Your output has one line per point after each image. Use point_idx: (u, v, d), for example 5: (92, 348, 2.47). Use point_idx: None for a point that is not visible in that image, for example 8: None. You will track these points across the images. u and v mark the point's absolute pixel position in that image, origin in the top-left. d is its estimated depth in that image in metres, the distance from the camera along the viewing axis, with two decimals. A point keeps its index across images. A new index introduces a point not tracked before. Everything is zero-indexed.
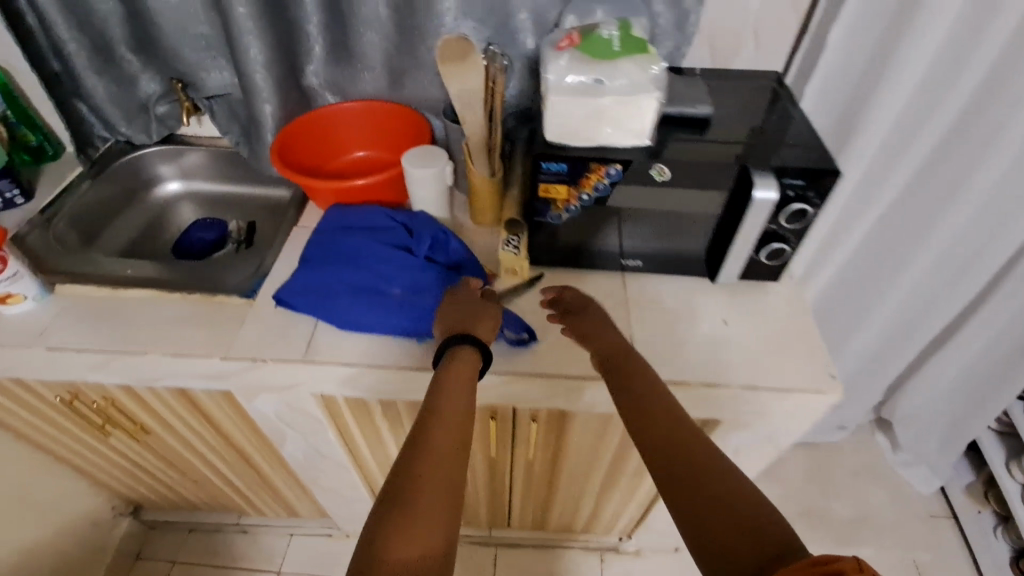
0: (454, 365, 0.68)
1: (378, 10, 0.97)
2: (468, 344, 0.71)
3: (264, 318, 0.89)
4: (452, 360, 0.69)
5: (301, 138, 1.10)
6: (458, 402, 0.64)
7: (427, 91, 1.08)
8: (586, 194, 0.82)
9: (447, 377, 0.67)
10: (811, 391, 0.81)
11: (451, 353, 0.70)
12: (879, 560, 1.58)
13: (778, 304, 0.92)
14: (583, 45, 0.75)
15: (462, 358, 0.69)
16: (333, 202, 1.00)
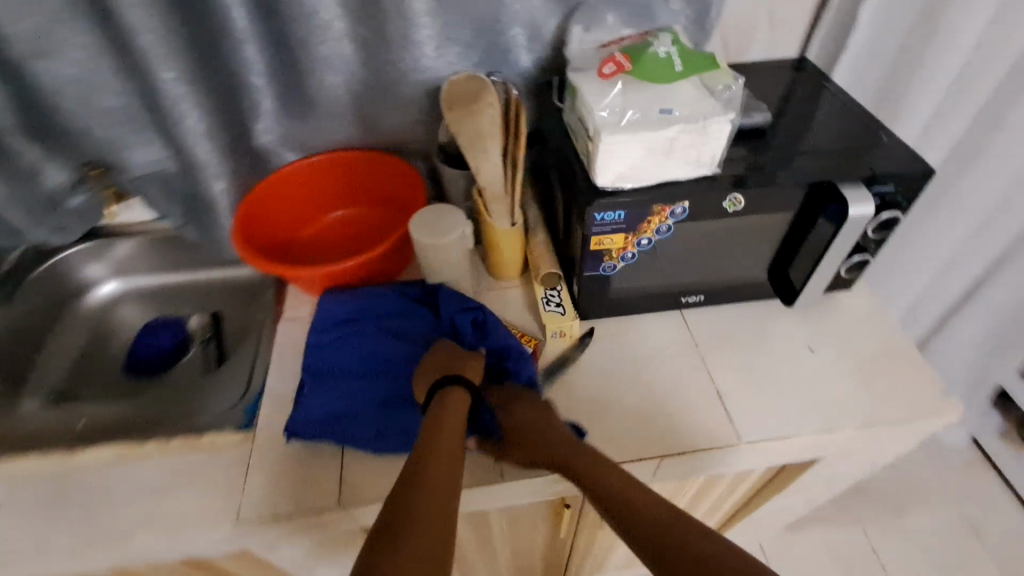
0: (451, 405, 0.61)
1: (337, 46, 0.77)
2: (461, 384, 0.64)
3: (270, 458, 0.71)
4: (446, 399, 0.61)
5: (262, 211, 0.90)
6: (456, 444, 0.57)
7: (409, 133, 0.90)
8: (647, 238, 0.68)
9: (443, 416, 0.60)
10: (924, 417, 0.73)
11: (444, 394, 0.62)
12: (931, 522, 1.53)
13: (856, 316, 0.82)
14: (636, 68, 0.59)
15: (454, 400, 0.62)
16: (325, 287, 0.83)
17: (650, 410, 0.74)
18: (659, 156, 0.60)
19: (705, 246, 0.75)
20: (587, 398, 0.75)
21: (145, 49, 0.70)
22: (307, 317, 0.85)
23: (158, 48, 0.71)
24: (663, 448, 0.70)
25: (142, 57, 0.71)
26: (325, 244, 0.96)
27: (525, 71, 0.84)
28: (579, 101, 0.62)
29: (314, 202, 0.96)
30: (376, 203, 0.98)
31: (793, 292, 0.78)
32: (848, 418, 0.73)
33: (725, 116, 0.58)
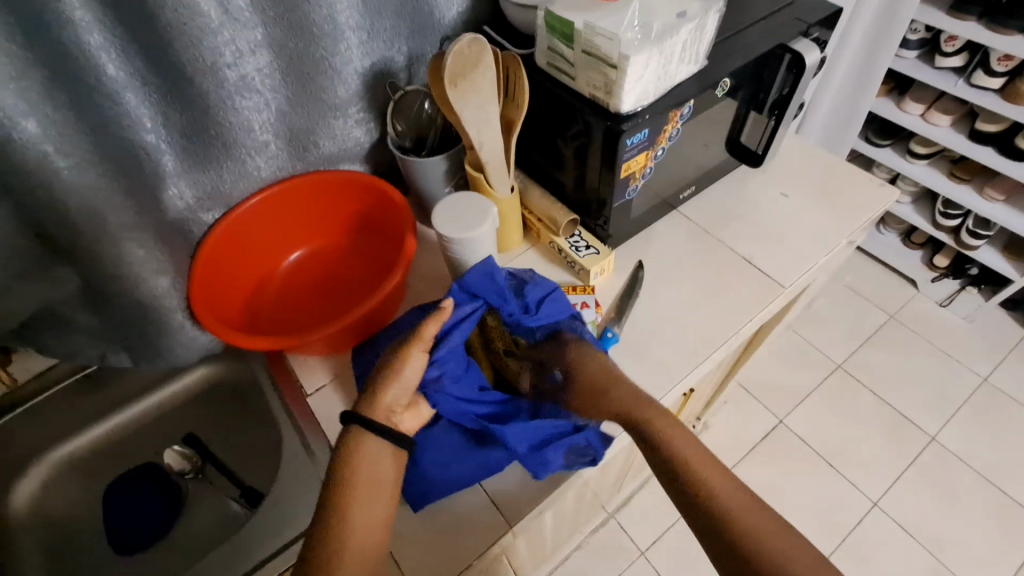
0: (360, 455, 0.56)
1: (251, 62, 0.63)
2: (370, 429, 0.57)
3: (406, 529, 0.66)
4: (353, 444, 0.56)
5: (209, 289, 0.73)
6: (374, 494, 0.54)
7: (353, 136, 0.79)
8: (662, 148, 0.72)
9: (351, 465, 0.55)
10: (876, 210, 0.90)
11: (351, 436, 0.57)
12: (834, 298, 1.84)
13: (794, 159, 0.96)
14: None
15: (368, 445, 0.56)
16: (347, 339, 0.73)
17: (703, 299, 0.81)
18: (670, 65, 0.61)
19: (689, 140, 0.81)
20: (651, 318, 0.80)
21: (26, 140, 0.54)
22: (340, 378, 0.74)
23: (47, 138, 0.56)
24: (732, 325, 0.78)
25: (35, 155, 0.56)
26: (293, 292, 0.80)
27: (452, 26, 0.76)
28: (580, 35, 0.59)
29: (269, 250, 0.80)
30: (332, 229, 0.84)
31: (757, 156, 0.88)
32: (834, 233, 0.87)
33: (715, 9, 0.61)
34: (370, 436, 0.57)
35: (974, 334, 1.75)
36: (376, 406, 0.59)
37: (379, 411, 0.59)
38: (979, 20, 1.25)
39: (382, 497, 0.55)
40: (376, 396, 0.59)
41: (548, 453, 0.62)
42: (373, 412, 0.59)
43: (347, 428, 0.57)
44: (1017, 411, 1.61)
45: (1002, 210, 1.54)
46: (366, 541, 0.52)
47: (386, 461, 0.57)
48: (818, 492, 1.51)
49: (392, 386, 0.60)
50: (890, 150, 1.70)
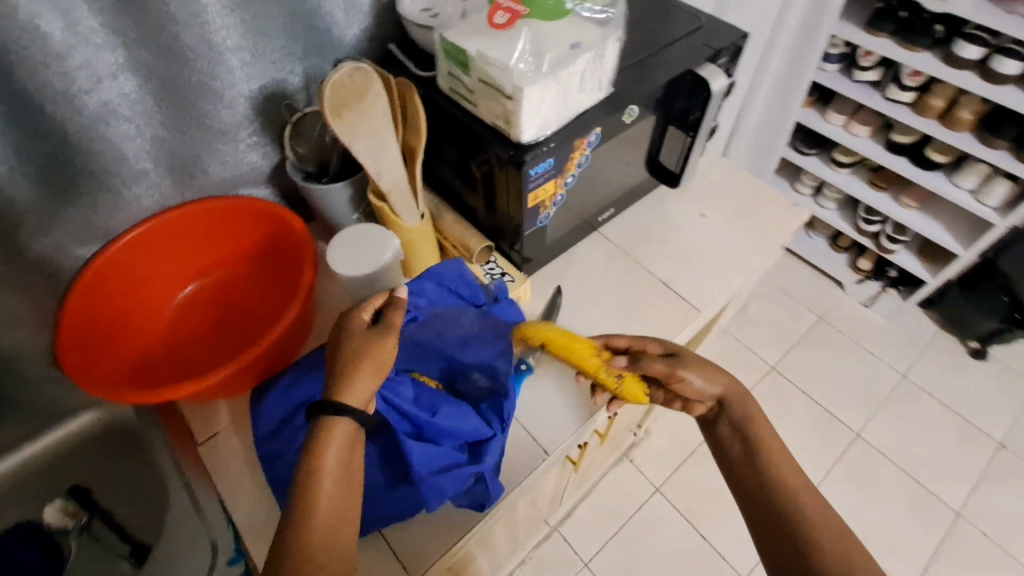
0: (334, 442, 0.51)
1: (113, 87, 0.56)
2: (346, 416, 0.52)
3: None
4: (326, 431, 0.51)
5: (82, 331, 0.65)
6: (345, 487, 0.51)
7: (249, 162, 0.73)
8: (572, 175, 0.70)
9: (322, 454, 0.50)
10: (788, 229, 0.92)
11: (324, 423, 0.52)
12: (768, 301, 1.90)
13: (714, 177, 0.96)
14: (530, 10, 0.58)
15: (341, 435, 0.51)
16: (245, 384, 0.68)
17: (621, 325, 0.80)
18: (570, 94, 0.59)
19: (604, 165, 0.79)
20: (570, 343, 0.78)
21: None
22: (237, 422, 0.69)
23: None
24: None
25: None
26: (186, 332, 0.74)
27: (353, 44, 0.72)
28: (474, 63, 0.57)
29: (157, 286, 0.73)
30: (231, 258, 0.78)
31: (675, 176, 0.88)
32: (748, 252, 0.88)
33: (614, 38, 0.59)
34: (344, 424, 0.52)
35: (893, 332, 1.84)
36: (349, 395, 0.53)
37: (354, 397, 0.53)
38: (891, 36, 1.30)
39: (352, 484, 0.51)
40: (349, 383, 0.53)
41: (444, 480, 0.60)
42: (349, 397, 0.53)
43: (318, 419, 0.52)
44: (932, 405, 1.70)
45: (915, 216, 1.62)
46: (334, 537, 0.49)
47: (357, 450, 0.53)
48: None
49: (366, 375, 0.54)
50: (816, 158, 1.77)
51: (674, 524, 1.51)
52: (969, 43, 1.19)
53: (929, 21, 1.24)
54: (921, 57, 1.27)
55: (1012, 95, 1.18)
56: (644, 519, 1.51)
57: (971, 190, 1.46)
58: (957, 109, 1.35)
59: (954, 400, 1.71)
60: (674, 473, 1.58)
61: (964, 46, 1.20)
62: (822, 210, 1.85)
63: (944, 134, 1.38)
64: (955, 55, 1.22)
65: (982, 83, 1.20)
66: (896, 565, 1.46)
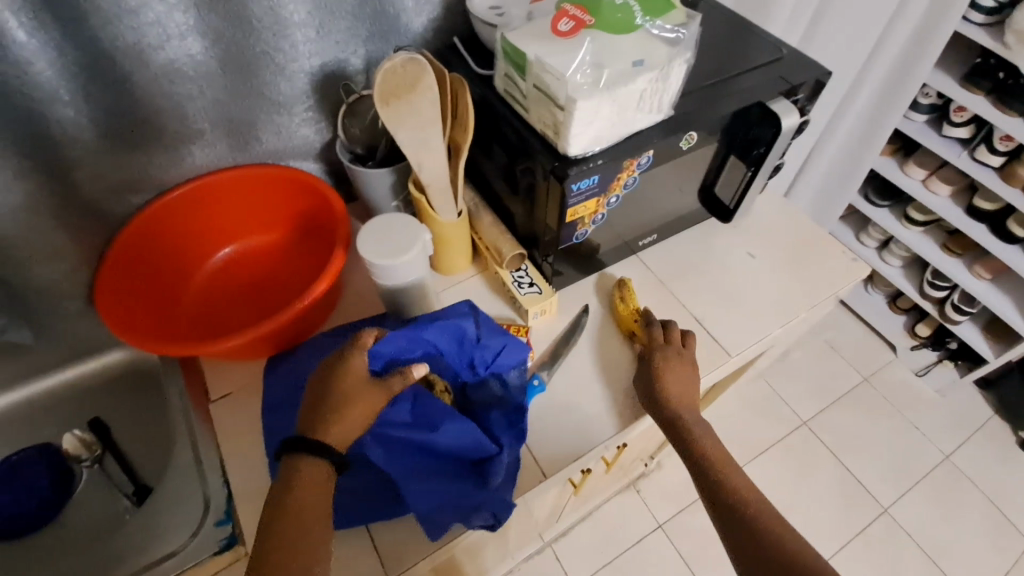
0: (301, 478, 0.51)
1: (179, 47, 0.58)
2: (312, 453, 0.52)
3: None
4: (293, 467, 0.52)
5: (122, 275, 0.68)
6: (310, 515, 0.50)
7: (300, 135, 0.75)
8: (616, 195, 0.67)
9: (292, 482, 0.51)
10: (841, 284, 0.86)
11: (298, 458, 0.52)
12: (810, 352, 1.80)
13: (770, 218, 0.91)
14: (597, 21, 0.56)
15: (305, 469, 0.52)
16: (263, 351, 0.69)
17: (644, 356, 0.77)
18: (625, 113, 0.57)
19: (654, 189, 0.76)
20: (588, 367, 0.75)
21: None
22: (247, 388, 0.70)
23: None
24: None
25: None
26: (219, 291, 0.76)
27: (418, 34, 0.72)
28: (532, 68, 0.55)
29: (199, 242, 0.76)
30: (273, 226, 0.79)
31: (728, 211, 0.84)
32: (793, 302, 0.83)
33: (680, 60, 0.56)
34: (316, 461, 0.52)
35: (943, 408, 1.71)
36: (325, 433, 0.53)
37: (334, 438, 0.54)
38: (986, 95, 1.21)
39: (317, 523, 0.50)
40: (332, 423, 0.54)
41: (445, 511, 0.61)
42: (333, 434, 0.54)
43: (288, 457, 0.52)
44: (974, 493, 1.57)
45: (988, 289, 1.50)
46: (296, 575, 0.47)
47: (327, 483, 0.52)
48: None
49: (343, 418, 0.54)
50: (887, 212, 1.66)
51: (671, 565, 1.45)
52: None
53: None
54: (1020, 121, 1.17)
55: None
56: (641, 553, 1.46)
57: None
58: None
59: (1000, 493, 1.57)
60: (680, 513, 1.52)
61: None
62: (885, 267, 1.74)
63: None
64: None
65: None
66: None
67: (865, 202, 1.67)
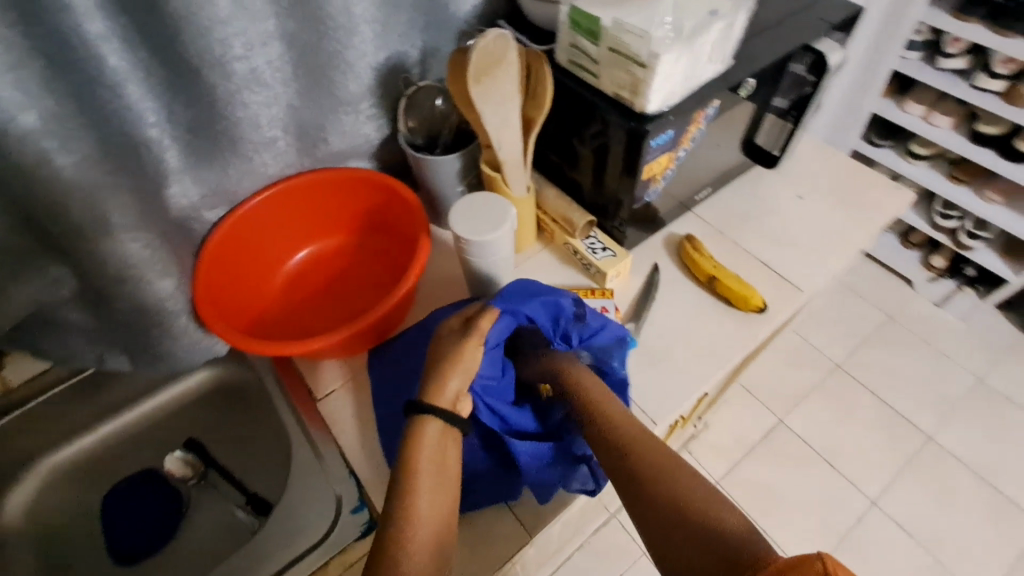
0: (428, 434, 0.57)
1: (261, 55, 0.60)
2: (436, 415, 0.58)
3: None
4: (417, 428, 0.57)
5: (214, 290, 0.70)
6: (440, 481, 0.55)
7: (363, 133, 0.76)
8: (684, 149, 0.71)
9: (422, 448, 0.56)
10: (885, 213, 0.89)
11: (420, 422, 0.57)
12: (833, 296, 1.84)
13: (807, 161, 0.94)
14: None
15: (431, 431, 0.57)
16: (363, 343, 0.71)
17: (718, 304, 0.79)
18: (698, 64, 0.60)
19: (706, 143, 0.79)
20: (667, 324, 0.78)
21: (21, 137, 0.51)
22: (354, 382, 0.73)
23: (42, 135, 0.52)
24: (749, 330, 0.77)
25: (30, 153, 0.52)
26: (300, 294, 0.78)
27: (467, 20, 0.74)
28: (607, 33, 0.58)
29: (273, 248, 0.77)
30: (340, 226, 0.81)
31: (774, 157, 0.88)
32: (846, 237, 0.86)
33: (746, 7, 0.59)
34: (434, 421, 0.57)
35: (969, 333, 1.75)
36: (440, 394, 0.59)
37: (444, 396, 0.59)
38: (983, 21, 1.25)
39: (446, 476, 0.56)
40: (440, 385, 0.60)
41: (553, 474, 0.64)
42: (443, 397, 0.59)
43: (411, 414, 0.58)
44: (1012, 410, 1.61)
45: (1001, 211, 1.55)
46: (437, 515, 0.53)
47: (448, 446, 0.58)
48: (816, 489, 1.50)
49: (455, 373, 0.60)
50: (890, 150, 1.70)
51: None
52: None
53: None
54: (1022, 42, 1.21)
55: None
56: None
57: None
58: None
59: None
60: (734, 467, 1.54)
61: None
62: None
63: None
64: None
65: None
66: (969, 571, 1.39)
67: (867, 145, 1.70)
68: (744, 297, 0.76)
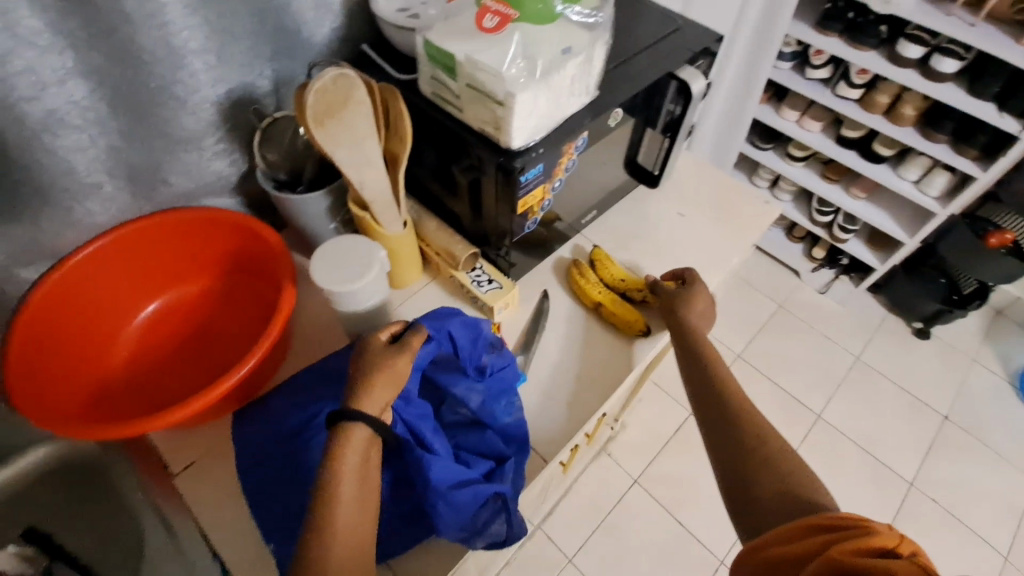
0: (351, 448, 0.50)
1: (60, 94, 0.51)
2: (365, 422, 0.52)
3: None
4: (343, 441, 0.50)
5: (33, 365, 0.59)
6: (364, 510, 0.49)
7: (213, 170, 0.68)
8: (559, 179, 0.69)
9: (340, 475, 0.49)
10: (759, 225, 0.94)
11: (343, 432, 0.51)
12: (730, 290, 1.95)
13: (688, 177, 0.97)
14: (520, 14, 0.56)
15: (359, 440, 0.51)
16: (226, 408, 0.63)
17: (606, 327, 0.79)
18: (557, 100, 0.59)
19: (586, 168, 0.79)
20: (560, 352, 0.77)
21: None
22: (212, 452, 0.64)
23: None
24: (637, 352, 0.77)
25: None
26: (151, 354, 0.68)
27: (324, 45, 0.68)
28: (463, 68, 0.55)
29: (113, 304, 0.67)
30: (201, 273, 0.73)
31: (654, 177, 0.90)
32: (724, 250, 0.89)
33: (599, 42, 0.59)
34: (365, 433, 0.52)
35: (848, 316, 1.91)
36: (368, 401, 0.53)
37: (373, 404, 0.53)
38: (840, 36, 1.35)
39: (367, 492, 0.50)
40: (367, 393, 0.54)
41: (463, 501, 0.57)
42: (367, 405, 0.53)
43: (339, 424, 0.51)
44: (886, 384, 1.77)
45: (865, 206, 1.71)
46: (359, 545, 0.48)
47: (374, 461, 0.52)
48: None
49: (381, 385, 0.55)
50: (772, 153, 1.82)
51: (653, 515, 1.50)
52: (912, 42, 1.24)
53: (876, 21, 1.29)
54: (871, 55, 1.32)
55: (948, 92, 1.25)
56: (624, 511, 1.50)
57: (915, 181, 1.54)
58: (903, 106, 1.41)
59: (907, 380, 1.78)
60: (651, 464, 1.58)
61: (909, 45, 1.25)
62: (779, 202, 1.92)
63: (892, 129, 1.44)
64: (899, 55, 1.28)
65: (923, 79, 1.27)
66: None
67: (752, 148, 1.81)
68: (631, 320, 0.77)
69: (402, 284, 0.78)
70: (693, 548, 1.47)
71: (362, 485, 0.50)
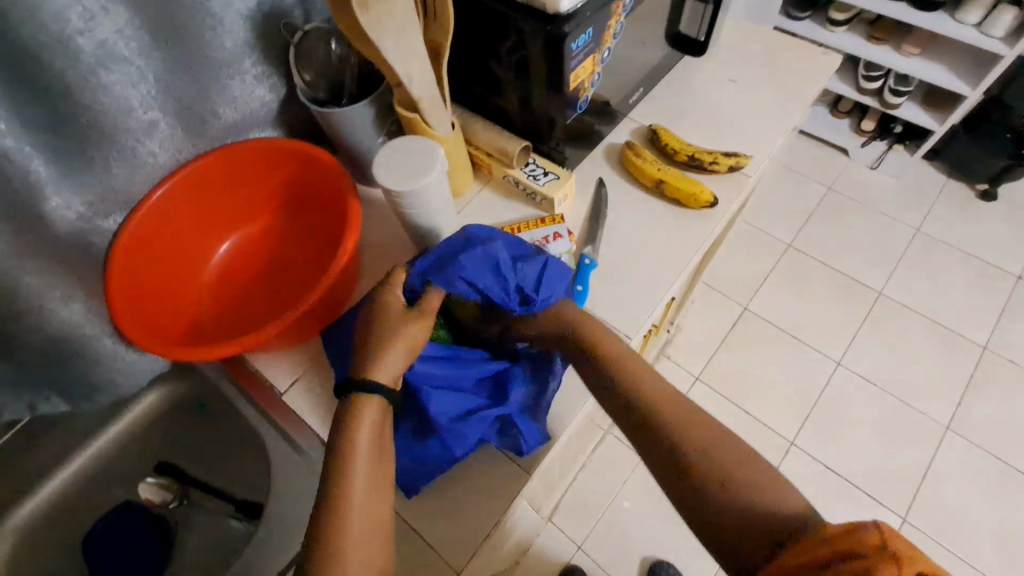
0: (360, 412, 0.52)
1: (105, 23, 0.51)
2: (376, 391, 0.53)
3: (420, 515, 0.63)
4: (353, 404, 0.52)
5: (134, 302, 0.62)
6: (380, 479, 0.50)
7: (255, 98, 0.68)
8: (607, 48, 0.66)
9: (353, 452, 0.50)
10: (816, 81, 0.87)
11: (356, 399, 0.52)
12: (775, 179, 1.85)
13: (733, 43, 0.91)
14: None
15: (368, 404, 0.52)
16: (315, 325, 0.66)
17: (668, 207, 0.77)
18: None
19: (629, 40, 0.74)
20: (624, 239, 0.76)
21: None
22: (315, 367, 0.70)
23: None
24: (704, 225, 0.75)
25: None
26: (235, 287, 0.71)
27: None
28: None
29: (188, 242, 0.69)
30: (261, 208, 0.74)
31: (701, 44, 0.83)
32: (782, 113, 0.84)
33: None
34: (376, 402, 0.53)
35: (905, 187, 1.81)
36: (380, 370, 0.54)
37: (385, 373, 0.55)
38: None
39: (382, 457, 0.51)
40: (379, 359, 0.55)
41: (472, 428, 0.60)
42: (377, 374, 0.54)
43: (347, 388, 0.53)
44: (951, 251, 1.69)
45: (918, 63, 1.56)
46: (373, 503, 0.49)
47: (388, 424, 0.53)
48: (786, 364, 1.56)
49: (393, 353, 0.55)
50: (809, 21, 1.68)
51: (719, 408, 1.52)
52: None
53: None
54: None
55: None
56: None
57: (976, 25, 1.39)
58: None
59: (972, 244, 1.70)
60: (711, 361, 1.58)
61: None
62: None
63: None
64: None
65: None
66: (931, 406, 1.49)
67: (787, 20, 1.67)
68: (694, 193, 0.74)
69: (457, 192, 0.78)
70: (763, 433, 1.48)
71: (377, 450, 0.51)
